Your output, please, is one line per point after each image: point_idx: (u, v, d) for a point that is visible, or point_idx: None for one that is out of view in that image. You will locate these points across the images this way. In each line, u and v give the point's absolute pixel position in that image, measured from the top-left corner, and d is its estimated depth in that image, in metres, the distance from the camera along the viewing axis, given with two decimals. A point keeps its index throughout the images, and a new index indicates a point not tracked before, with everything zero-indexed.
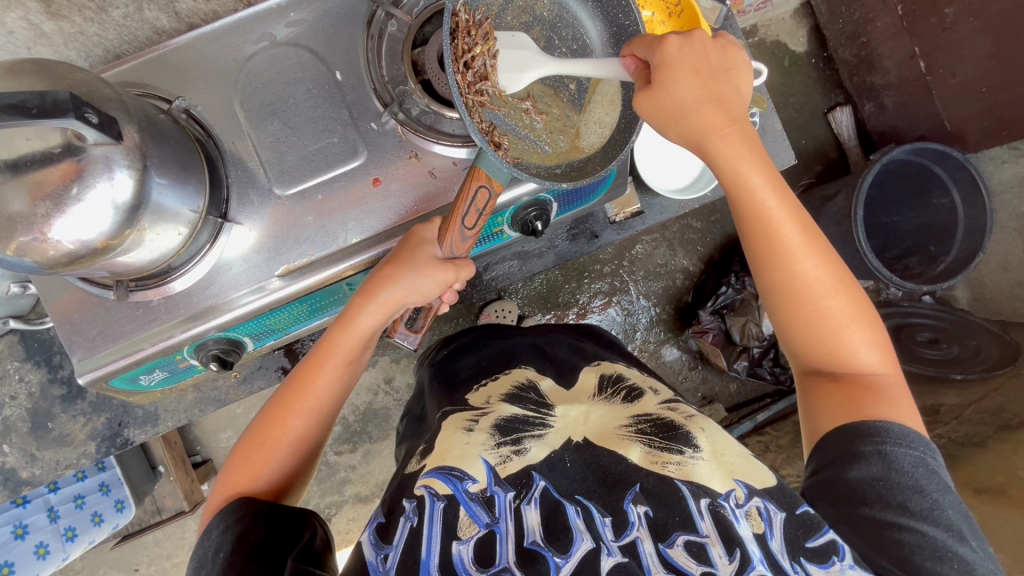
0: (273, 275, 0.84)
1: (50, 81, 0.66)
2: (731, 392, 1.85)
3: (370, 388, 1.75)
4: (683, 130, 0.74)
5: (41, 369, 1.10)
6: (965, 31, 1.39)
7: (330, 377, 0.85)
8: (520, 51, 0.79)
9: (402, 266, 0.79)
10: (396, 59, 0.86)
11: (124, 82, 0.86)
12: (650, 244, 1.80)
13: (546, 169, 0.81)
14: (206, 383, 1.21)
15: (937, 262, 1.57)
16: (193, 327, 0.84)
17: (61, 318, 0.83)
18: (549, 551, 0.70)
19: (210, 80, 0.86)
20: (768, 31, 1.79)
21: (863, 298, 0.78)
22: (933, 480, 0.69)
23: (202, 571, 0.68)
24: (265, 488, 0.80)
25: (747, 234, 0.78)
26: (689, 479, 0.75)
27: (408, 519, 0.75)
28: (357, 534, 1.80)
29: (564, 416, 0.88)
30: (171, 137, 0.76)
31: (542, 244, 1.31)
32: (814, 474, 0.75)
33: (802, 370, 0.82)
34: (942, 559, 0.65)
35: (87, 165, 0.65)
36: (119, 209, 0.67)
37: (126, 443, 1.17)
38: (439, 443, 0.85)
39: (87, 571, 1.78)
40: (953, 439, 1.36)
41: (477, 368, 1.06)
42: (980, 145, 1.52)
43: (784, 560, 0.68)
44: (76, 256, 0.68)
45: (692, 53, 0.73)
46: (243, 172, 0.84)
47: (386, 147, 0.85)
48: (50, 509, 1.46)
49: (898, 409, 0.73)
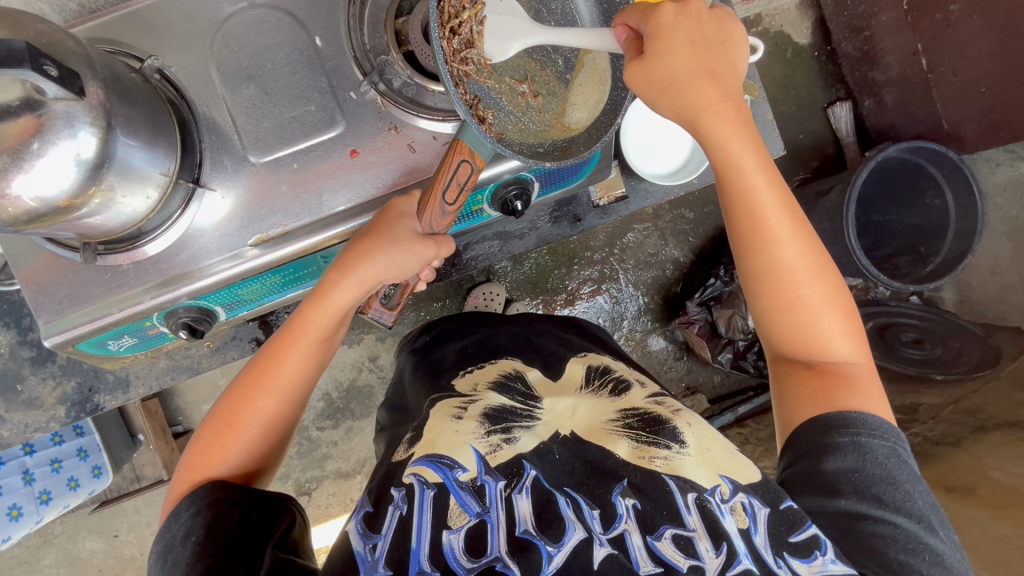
0: (246, 244, 0.82)
1: (10, 30, 0.64)
2: (714, 383, 1.85)
3: (355, 365, 1.75)
4: (675, 102, 0.72)
5: (11, 331, 1.09)
6: (969, 29, 1.37)
7: (301, 356, 0.84)
8: (509, 18, 0.78)
9: (377, 240, 0.78)
10: (379, 28, 0.83)
11: (97, 38, 0.83)
12: (641, 233, 1.79)
13: (530, 147, 0.80)
14: (178, 351, 1.20)
15: (925, 262, 1.57)
16: (163, 293, 0.82)
17: (28, 280, 0.81)
18: (542, 540, 0.69)
19: (186, 40, 0.83)
20: (772, 20, 1.76)
21: (842, 287, 0.77)
22: (905, 471, 0.70)
23: (171, 555, 0.69)
24: (230, 471, 0.79)
25: (734, 214, 0.76)
26: (676, 474, 0.76)
27: (396, 507, 0.75)
28: (337, 509, 1.81)
29: (551, 408, 0.88)
30: (140, 96, 0.74)
31: (524, 224, 1.29)
32: (789, 466, 0.75)
33: (775, 357, 0.81)
34: (914, 552, 0.66)
35: (48, 121, 0.63)
36: (82, 165, 0.66)
37: (97, 408, 1.16)
38: (427, 431, 0.85)
39: (66, 535, 1.79)
40: (928, 438, 1.36)
41: (461, 355, 1.05)
42: (976, 147, 1.50)
43: (768, 555, 0.68)
44: (37, 214, 0.66)
45: (688, 23, 0.70)
46: (218, 136, 0.82)
47: (365, 118, 0.83)
48: (26, 471, 1.43)
49: (869, 399, 0.74)
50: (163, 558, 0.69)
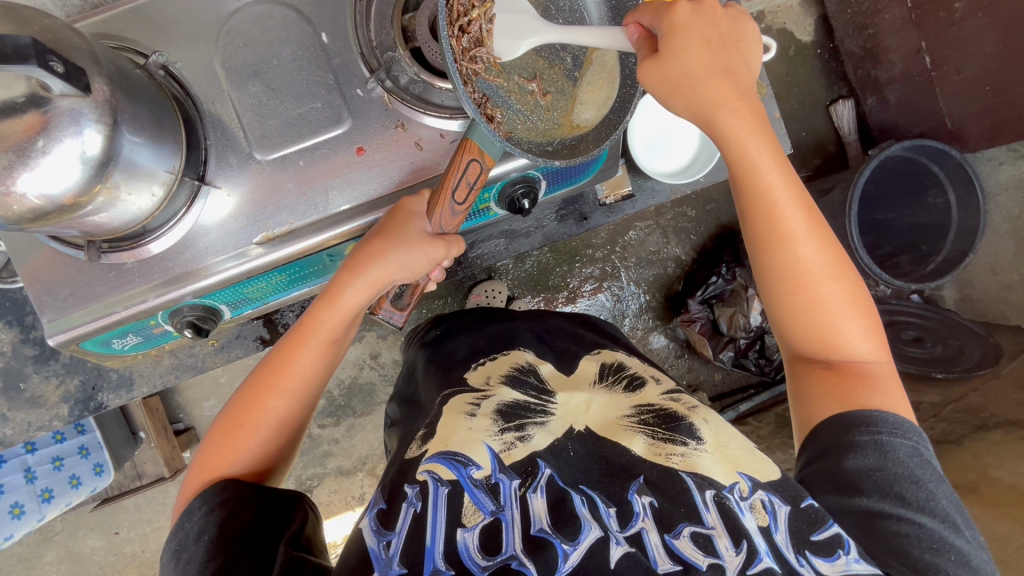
0: (252, 243, 0.82)
1: (15, 26, 0.63)
2: (715, 381, 1.85)
3: (356, 363, 1.74)
4: (693, 101, 0.72)
5: (14, 329, 1.08)
6: (973, 27, 1.37)
7: (313, 355, 0.83)
8: (518, 16, 0.77)
9: (390, 239, 0.78)
10: (385, 24, 0.82)
11: (99, 33, 0.82)
12: (643, 231, 1.78)
13: (539, 145, 0.79)
14: (182, 349, 1.20)
15: (927, 261, 1.57)
16: (168, 291, 0.82)
17: (31, 278, 0.81)
18: (558, 539, 0.69)
19: (190, 36, 0.82)
20: (775, 18, 1.76)
21: (859, 285, 0.77)
22: (928, 470, 0.70)
23: (184, 553, 0.68)
24: (243, 470, 0.79)
25: (749, 214, 0.76)
26: (694, 471, 0.76)
27: (410, 505, 0.74)
28: (339, 506, 1.80)
29: (565, 403, 0.88)
30: (146, 93, 0.73)
31: (530, 223, 1.29)
32: (807, 465, 0.75)
33: (792, 356, 0.81)
34: (939, 552, 0.66)
35: (53, 118, 0.62)
36: (87, 163, 0.65)
37: (100, 407, 1.15)
38: (439, 428, 0.84)
39: (67, 533, 1.78)
40: (931, 436, 1.36)
41: (473, 349, 1.05)
42: (979, 146, 1.50)
43: (788, 553, 0.68)
44: (42, 212, 0.66)
45: (703, 22, 0.70)
46: (223, 134, 0.82)
47: (371, 115, 0.82)
48: (27, 470, 1.44)
49: (889, 397, 0.73)
50: (176, 557, 0.69)
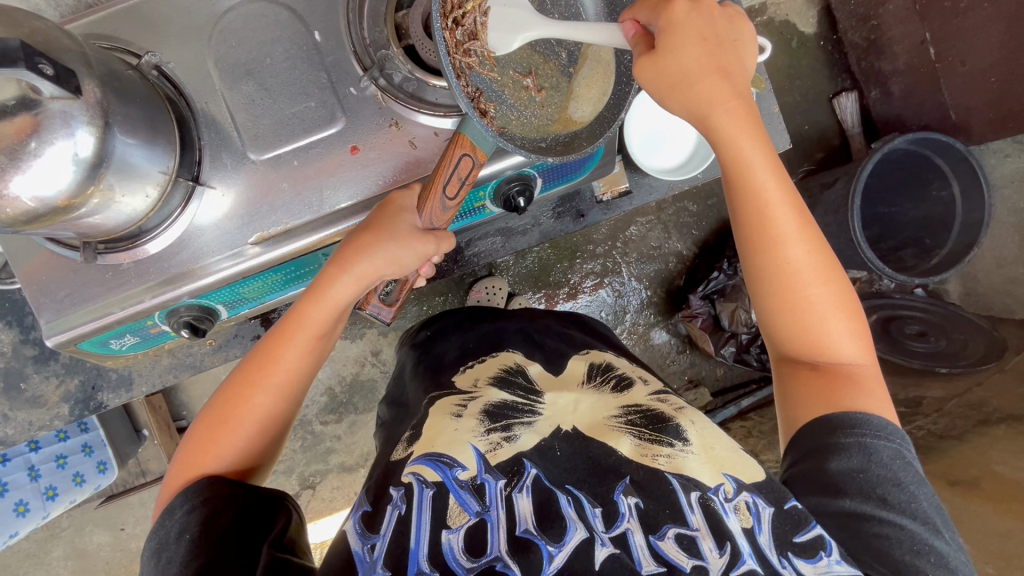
0: (247, 242, 0.82)
1: (7, 28, 0.63)
2: (717, 377, 1.85)
3: (358, 360, 1.75)
4: (688, 99, 0.71)
5: (14, 329, 1.09)
6: (978, 17, 1.35)
7: (299, 351, 0.83)
8: (513, 10, 0.77)
9: (377, 235, 0.77)
10: (379, 22, 0.82)
11: (92, 34, 0.82)
12: (644, 226, 1.77)
13: (532, 141, 0.78)
14: (180, 349, 1.21)
15: (931, 255, 1.55)
16: (165, 292, 0.82)
17: (29, 279, 0.81)
18: (543, 540, 0.69)
19: (183, 35, 0.82)
20: (777, 9, 1.73)
21: (848, 287, 0.77)
22: (910, 472, 0.70)
23: (164, 552, 0.69)
24: (226, 467, 0.79)
25: (741, 213, 0.75)
26: (679, 472, 0.75)
27: (395, 506, 0.74)
28: (341, 502, 1.81)
29: (552, 404, 0.88)
30: (138, 94, 0.73)
31: (527, 220, 1.28)
32: (793, 465, 0.75)
33: (778, 356, 0.81)
34: (919, 553, 0.65)
35: (44, 120, 0.62)
36: (80, 165, 0.65)
37: (100, 406, 1.17)
38: (426, 429, 0.85)
39: (73, 529, 1.81)
40: (932, 432, 1.35)
41: (462, 351, 1.05)
42: (984, 137, 1.48)
43: (771, 555, 0.68)
44: (36, 214, 0.66)
45: (700, 19, 0.69)
46: (217, 134, 0.82)
47: (366, 114, 0.82)
48: (31, 467, 1.45)
49: (874, 400, 0.73)
50: (157, 555, 0.69)
